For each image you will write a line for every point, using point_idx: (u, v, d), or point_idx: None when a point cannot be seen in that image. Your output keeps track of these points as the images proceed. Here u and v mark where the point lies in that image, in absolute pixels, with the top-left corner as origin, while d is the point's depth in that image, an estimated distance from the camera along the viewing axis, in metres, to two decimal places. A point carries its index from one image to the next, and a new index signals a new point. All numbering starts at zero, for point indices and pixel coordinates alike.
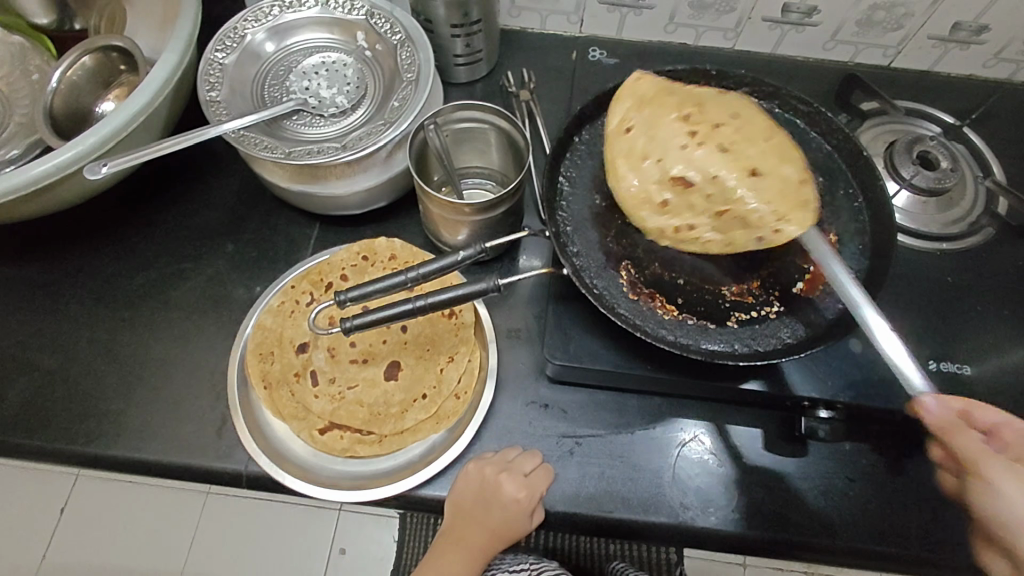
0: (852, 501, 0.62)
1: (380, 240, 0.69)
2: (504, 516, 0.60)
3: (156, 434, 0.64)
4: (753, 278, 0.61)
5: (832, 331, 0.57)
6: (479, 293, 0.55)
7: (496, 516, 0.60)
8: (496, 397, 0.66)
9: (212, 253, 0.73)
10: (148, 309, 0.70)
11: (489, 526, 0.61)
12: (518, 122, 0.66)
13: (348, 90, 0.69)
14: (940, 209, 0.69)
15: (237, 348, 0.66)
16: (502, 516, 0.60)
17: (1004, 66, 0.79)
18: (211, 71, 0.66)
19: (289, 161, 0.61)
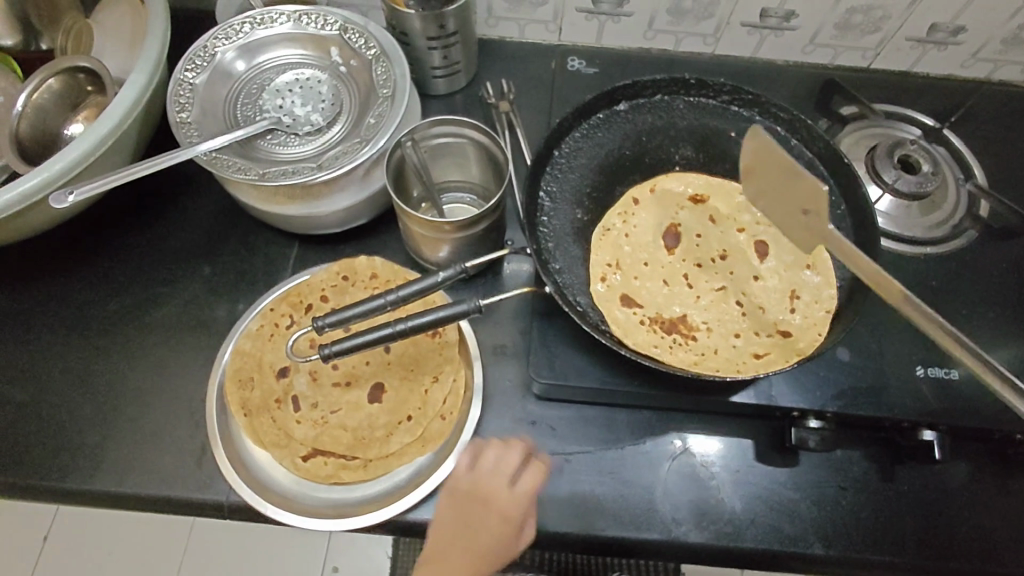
0: (845, 510, 0.62)
1: (360, 258, 0.67)
2: (491, 538, 0.56)
3: (134, 466, 0.63)
4: (741, 326, 0.62)
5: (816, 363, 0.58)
6: (461, 315, 0.54)
7: (483, 539, 0.56)
8: (484, 416, 0.65)
9: (189, 277, 0.71)
10: (123, 335, 0.68)
11: (476, 559, 0.56)
12: (497, 137, 0.65)
13: (323, 107, 0.68)
14: (923, 213, 0.69)
15: (215, 375, 0.65)
16: (489, 539, 0.56)
17: (983, 66, 0.79)
18: (180, 92, 0.65)
19: (264, 183, 0.60)
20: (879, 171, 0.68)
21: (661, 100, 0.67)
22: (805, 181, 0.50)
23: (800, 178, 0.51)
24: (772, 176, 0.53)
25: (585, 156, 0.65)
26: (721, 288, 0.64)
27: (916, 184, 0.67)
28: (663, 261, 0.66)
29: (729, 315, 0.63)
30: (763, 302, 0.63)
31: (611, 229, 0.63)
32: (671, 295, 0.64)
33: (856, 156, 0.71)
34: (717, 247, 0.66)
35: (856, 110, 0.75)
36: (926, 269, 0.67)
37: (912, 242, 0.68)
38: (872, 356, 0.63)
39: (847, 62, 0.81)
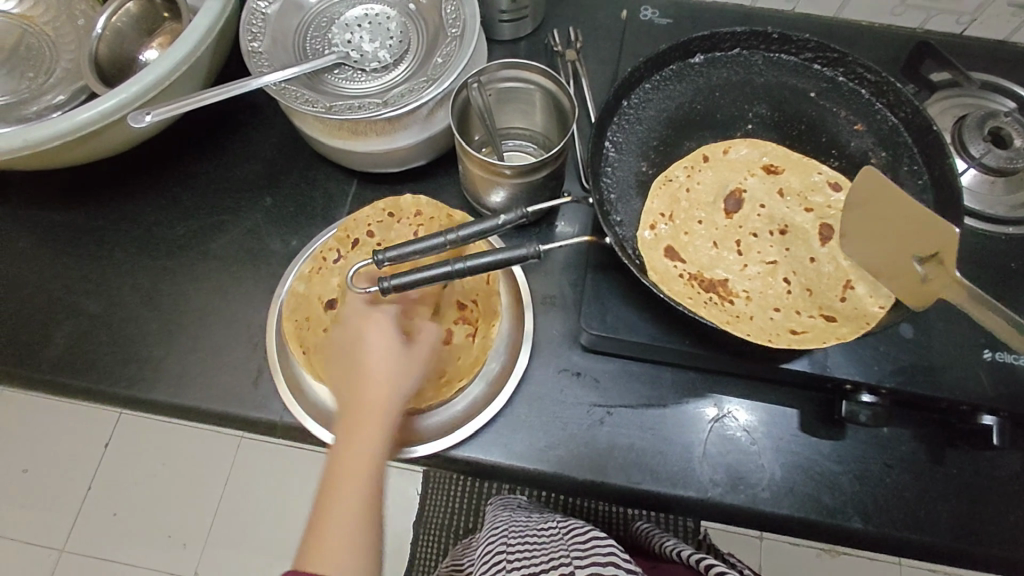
0: (887, 487, 0.61)
1: (406, 195, 0.67)
2: (394, 370, 0.54)
3: (196, 381, 0.66)
4: (788, 299, 0.59)
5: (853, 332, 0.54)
6: (517, 259, 0.54)
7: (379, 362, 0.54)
8: (529, 364, 0.66)
9: (251, 206, 0.73)
10: (189, 258, 0.71)
11: (375, 390, 0.54)
12: (564, 83, 0.63)
13: (390, 44, 0.67)
14: (1007, 191, 0.65)
15: (273, 310, 0.67)
16: (403, 372, 0.55)
17: None
18: (253, 21, 0.65)
19: (330, 116, 0.61)
20: (965, 143, 0.65)
21: (740, 54, 0.64)
22: (903, 215, 0.47)
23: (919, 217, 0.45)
24: (885, 207, 0.49)
25: (653, 109, 0.63)
26: (769, 261, 0.62)
27: (1004, 159, 0.64)
28: (717, 225, 0.64)
29: (774, 290, 0.60)
30: (813, 286, 0.60)
31: (670, 182, 0.62)
32: (719, 260, 0.62)
33: (942, 125, 0.68)
34: (778, 222, 0.63)
35: (948, 76, 0.70)
36: (1005, 250, 0.63)
37: (993, 220, 0.64)
38: (936, 336, 0.61)
39: (938, 26, 0.76)
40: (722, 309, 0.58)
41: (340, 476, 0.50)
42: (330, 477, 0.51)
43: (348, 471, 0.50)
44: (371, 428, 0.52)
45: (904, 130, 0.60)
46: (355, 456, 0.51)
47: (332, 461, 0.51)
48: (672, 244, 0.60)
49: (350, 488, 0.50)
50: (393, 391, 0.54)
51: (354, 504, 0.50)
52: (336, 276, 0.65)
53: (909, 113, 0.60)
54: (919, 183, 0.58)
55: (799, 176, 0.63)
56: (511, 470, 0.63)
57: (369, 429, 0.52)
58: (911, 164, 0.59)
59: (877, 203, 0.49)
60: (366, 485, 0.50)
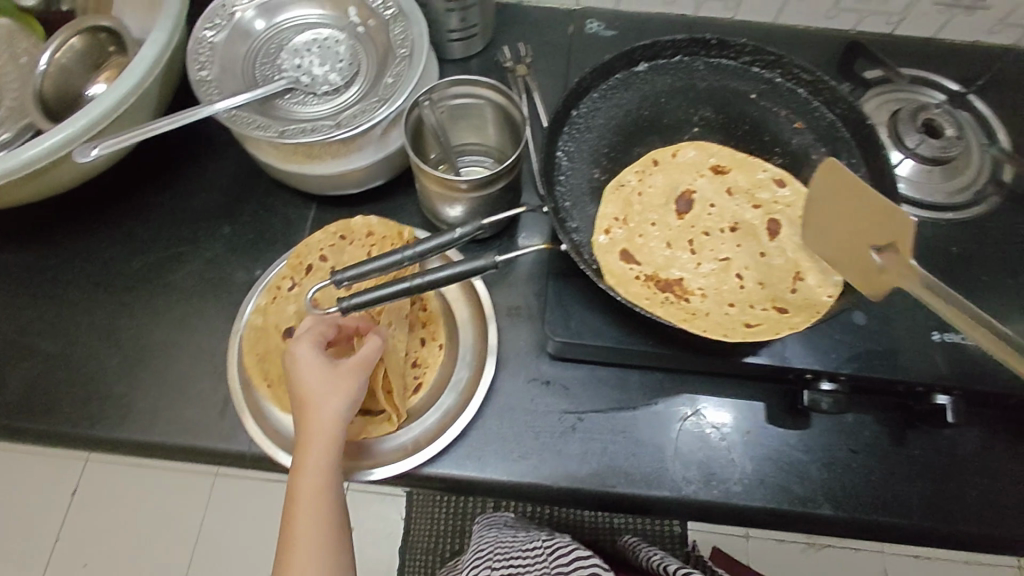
0: (855, 472, 0.63)
1: (357, 218, 0.69)
2: (332, 398, 0.55)
3: (160, 416, 0.65)
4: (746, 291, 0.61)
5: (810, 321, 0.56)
6: (476, 271, 0.54)
7: (312, 391, 0.55)
8: (497, 375, 0.66)
9: (210, 236, 0.72)
10: (147, 291, 0.70)
11: (314, 421, 0.55)
12: (514, 96, 0.64)
13: (340, 67, 0.68)
14: (945, 178, 0.68)
15: (234, 344, 0.66)
16: (333, 397, 0.55)
17: (1012, 31, 0.78)
18: (200, 51, 0.65)
19: (282, 140, 0.61)
20: (901, 136, 0.68)
21: (681, 61, 0.67)
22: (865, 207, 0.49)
23: (879, 208, 0.47)
24: (850, 202, 0.51)
25: (602, 117, 0.64)
26: (722, 258, 0.63)
27: (939, 148, 0.67)
28: (670, 226, 0.65)
29: (727, 286, 0.61)
30: (765, 279, 0.61)
31: (621, 187, 0.63)
32: (675, 261, 0.63)
33: (877, 121, 0.71)
34: (727, 220, 0.65)
35: (880, 73, 0.74)
36: (946, 236, 0.66)
37: (933, 208, 0.67)
38: (889, 322, 0.63)
39: (870, 27, 0.80)
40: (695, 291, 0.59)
41: (301, 499, 0.54)
42: (288, 503, 0.55)
43: (303, 496, 0.54)
44: (313, 457, 0.54)
45: (843, 126, 0.63)
46: (314, 480, 0.54)
47: (290, 486, 0.55)
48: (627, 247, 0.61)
49: (309, 517, 0.54)
50: (333, 418, 0.55)
51: (316, 530, 0.54)
52: (291, 303, 0.65)
53: (844, 110, 0.62)
54: (858, 175, 0.60)
55: (746, 176, 0.65)
56: (485, 483, 0.62)
57: (314, 455, 0.55)
58: (850, 157, 0.61)
59: (841, 197, 0.51)
60: (324, 508, 0.55)
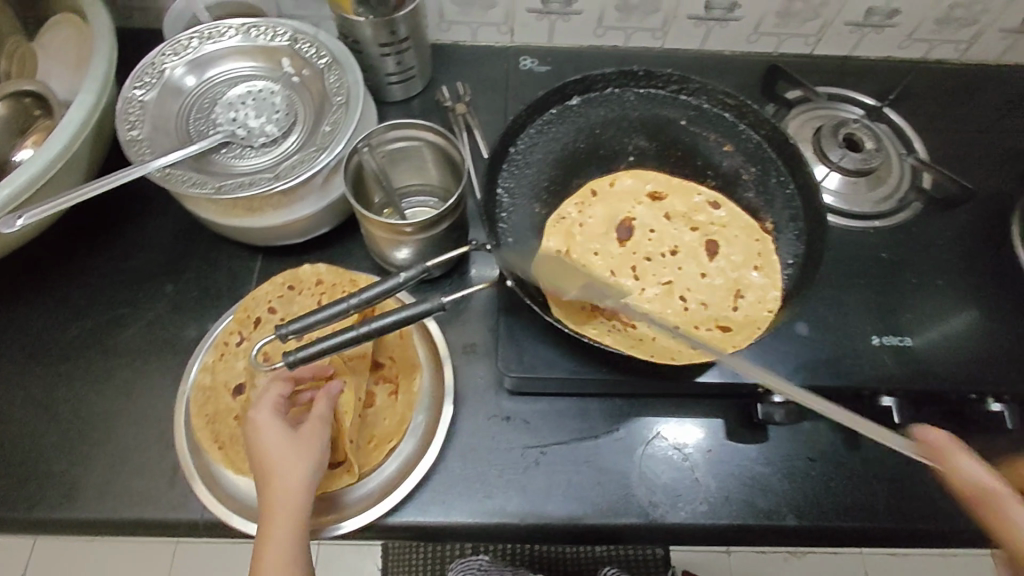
0: (815, 480, 0.64)
1: (304, 267, 0.68)
2: (294, 464, 0.53)
3: (105, 490, 0.62)
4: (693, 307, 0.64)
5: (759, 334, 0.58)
6: (424, 314, 0.54)
7: (273, 459, 0.53)
8: (457, 414, 0.66)
9: (151, 296, 0.70)
10: (87, 359, 0.67)
11: (278, 490, 0.53)
12: (453, 137, 0.65)
13: (277, 118, 0.68)
14: (870, 187, 0.72)
15: (180, 408, 0.63)
16: (297, 463, 0.53)
17: (917, 46, 0.84)
18: (130, 110, 0.64)
19: (219, 196, 0.60)
20: (825, 151, 0.71)
21: (613, 92, 0.69)
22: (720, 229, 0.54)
23: None
24: None
25: (540, 152, 0.66)
26: (668, 282, 0.66)
27: (860, 161, 0.71)
28: (613, 255, 0.67)
29: (673, 309, 0.64)
30: (710, 303, 0.64)
31: (563, 220, 0.65)
32: (623, 288, 0.65)
33: (803, 138, 0.74)
34: (668, 244, 0.68)
35: (800, 94, 0.78)
36: (876, 241, 0.70)
37: (861, 217, 0.71)
38: (831, 330, 0.65)
39: (790, 49, 0.84)
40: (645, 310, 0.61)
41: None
42: None
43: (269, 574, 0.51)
44: (278, 527, 0.52)
45: (769, 146, 0.65)
46: (279, 554, 0.52)
47: (255, 563, 0.52)
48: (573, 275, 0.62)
49: None
50: (297, 486, 0.53)
51: None
52: (239, 359, 0.63)
53: (768, 131, 0.65)
54: (788, 192, 0.63)
55: (681, 202, 0.68)
56: (451, 528, 0.61)
57: (277, 528, 0.52)
58: (778, 175, 0.64)
59: None
60: None
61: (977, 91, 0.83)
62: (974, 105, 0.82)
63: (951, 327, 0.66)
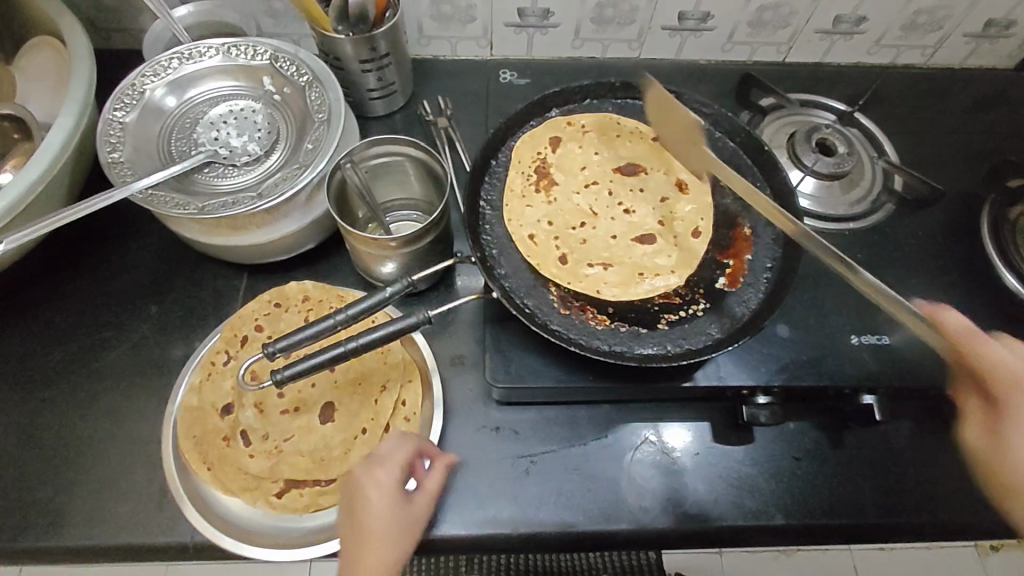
0: (801, 479, 0.65)
1: (289, 284, 0.68)
2: (391, 545, 0.54)
3: (91, 517, 0.61)
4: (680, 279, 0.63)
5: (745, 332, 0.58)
6: (411, 327, 0.55)
7: (377, 531, 0.54)
8: (446, 427, 0.66)
9: (135, 318, 0.70)
10: (71, 383, 0.67)
11: (369, 563, 0.53)
12: (435, 151, 0.66)
13: (259, 137, 0.68)
14: (844, 190, 0.74)
15: (167, 432, 0.63)
16: (395, 544, 0.54)
17: (884, 52, 0.86)
18: (110, 131, 0.64)
19: (203, 216, 0.60)
20: (799, 155, 0.73)
21: (591, 103, 0.72)
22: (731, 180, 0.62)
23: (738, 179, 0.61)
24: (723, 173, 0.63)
25: (523, 163, 0.69)
26: (586, 221, 0.69)
27: (833, 165, 0.73)
28: (600, 169, 0.71)
29: (582, 249, 0.66)
30: (589, 258, 0.66)
31: (571, 124, 0.71)
32: (544, 196, 0.69)
33: (777, 143, 0.76)
34: (629, 201, 0.70)
35: (773, 100, 0.80)
36: (851, 243, 0.72)
37: (836, 219, 0.73)
38: (811, 331, 0.67)
39: (763, 57, 0.87)
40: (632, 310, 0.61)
41: None
42: None
43: None
44: None
45: (744, 151, 0.67)
46: None
47: None
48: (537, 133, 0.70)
49: None
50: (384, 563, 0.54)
51: None
52: (226, 379, 0.64)
53: (743, 139, 0.67)
54: (764, 198, 0.65)
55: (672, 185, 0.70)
56: (444, 541, 0.61)
57: None
58: (755, 180, 0.66)
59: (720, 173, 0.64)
60: None
61: (945, 94, 0.86)
62: (942, 107, 0.84)
63: None
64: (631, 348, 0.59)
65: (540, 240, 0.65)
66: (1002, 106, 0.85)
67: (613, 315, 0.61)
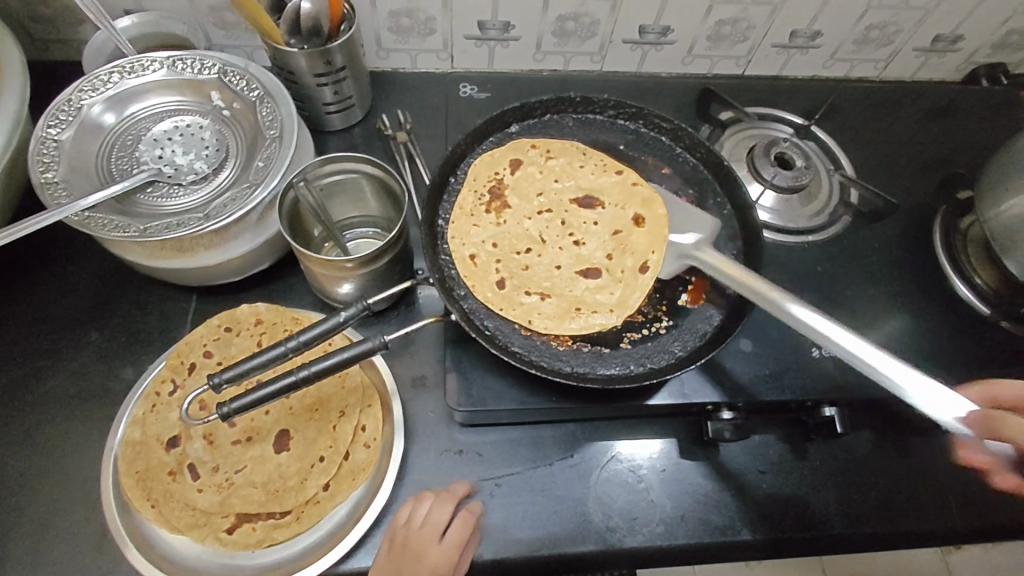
0: (767, 493, 0.65)
1: (241, 307, 0.65)
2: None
3: (24, 562, 0.57)
4: (640, 297, 0.63)
5: (705, 350, 0.58)
6: (366, 353, 0.53)
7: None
8: (408, 451, 0.64)
9: (76, 345, 0.66)
10: (3, 417, 0.62)
11: None
12: (391, 168, 0.64)
13: (206, 154, 0.65)
14: (803, 204, 0.75)
15: (107, 468, 0.59)
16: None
17: (840, 66, 0.88)
18: (43, 150, 0.61)
19: (144, 239, 0.57)
20: (758, 169, 0.74)
21: (552, 118, 0.72)
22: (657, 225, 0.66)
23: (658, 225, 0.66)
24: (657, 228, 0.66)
25: (481, 181, 0.68)
26: (532, 248, 0.68)
27: (791, 179, 0.73)
28: (558, 197, 0.71)
29: (524, 276, 0.66)
30: (527, 286, 0.65)
31: (536, 148, 0.70)
32: (495, 220, 0.68)
33: (738, 156, 0.77)
34: (582, 232, 0.69)
35: (732, 114, 0.80)
36: (810, 256, 0.73)
37: (797, 232, 0.74)
38: (773, 344, 0.67)
39: (723, 70, 0.87)
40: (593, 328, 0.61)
41: None
42: None
43: None
44: None
45: (704, 167, 0.68)
46: None
47: None
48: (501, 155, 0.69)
49: None
50: None
51: None
52: (173, 410, 0.61)
53: (703, 155, 0.68)
54: (724, 213, 0.65)
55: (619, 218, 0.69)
56: None
57: None
58: (715, 198, 0.66)
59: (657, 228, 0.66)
60: None
61: (896, 106, 0.88)
62: (895, 120, 0.86)
63: (885, 334, 0.69)
64: (594, 369, 0.59)
65: (483, 267, 0.63)
66: (951, 117, 0.88)
67: (575, 335, 0.61)
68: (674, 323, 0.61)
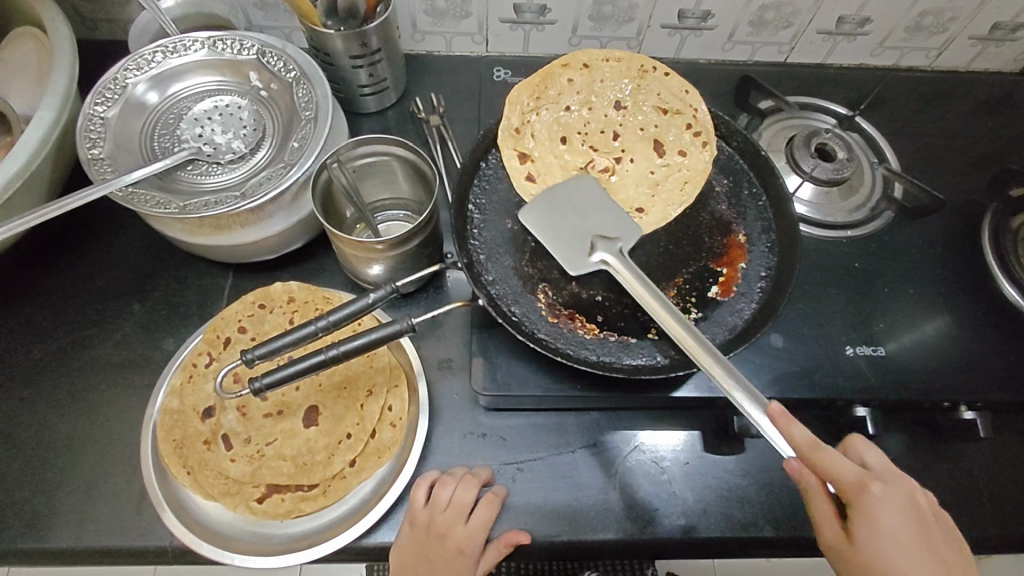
0: (792, 490, 0.64)
1: (275, 284, 0.67)
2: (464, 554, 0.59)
3: (67, 521, 0.60)
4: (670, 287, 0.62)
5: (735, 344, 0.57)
6: (393, 336, 0.53)
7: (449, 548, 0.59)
8: (433, 432, 0.65)
9: (119, 316, 0.69)
10: (51, 383, 0.66)
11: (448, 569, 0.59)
12: (423, 151, 0.65)
13: (244, 134, 0.67)
14: (842, 197, 0.73)
15: (147, 435, 0.62)
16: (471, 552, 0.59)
17: (889, 54, 0.85)
18: (91, 127, 0.63)
19: (184, 215, 0.58)
20: (797, 161, 0.72)
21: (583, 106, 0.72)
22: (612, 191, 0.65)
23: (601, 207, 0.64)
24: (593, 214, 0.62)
25: None
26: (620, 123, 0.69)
27: (832, 171, 0.71)
28: (599, 105, 0.70)
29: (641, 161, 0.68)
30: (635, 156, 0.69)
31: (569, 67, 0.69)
32: (548, 146, 0.68)
33: (776, 148, 0.75)
34: (620, 131, 0.69)
35: (772, 103, 0.78)
36: (847, 251, 0.71)
37: (834, 226, 0.72)
38: (803, 339, 0.66)
39: (765, 57, 0.85)
40: (620, 316, 0.61)
41: None
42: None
43: None
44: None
45: (740, 158, 0.67)
46: None
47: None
48: (540, 80, 0.68)
49: None
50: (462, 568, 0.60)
51: None
52: (209, 382, 0.63)
53: (738, 144, 0.67)
54: (760, 204, 0.64)
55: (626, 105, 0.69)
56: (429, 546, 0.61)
57: None
58: (750, 187, 0.66)
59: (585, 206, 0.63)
60: None
61: (948, 98, 0.84)
62: (946, 112, 0.83)
63: (924, 335, 0.67)
64: (620, 358, 0.58)
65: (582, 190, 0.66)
66: (1004, 110, 0.84)
67: (601, 323, 0.60)
68: (703, 316, 0.60)
